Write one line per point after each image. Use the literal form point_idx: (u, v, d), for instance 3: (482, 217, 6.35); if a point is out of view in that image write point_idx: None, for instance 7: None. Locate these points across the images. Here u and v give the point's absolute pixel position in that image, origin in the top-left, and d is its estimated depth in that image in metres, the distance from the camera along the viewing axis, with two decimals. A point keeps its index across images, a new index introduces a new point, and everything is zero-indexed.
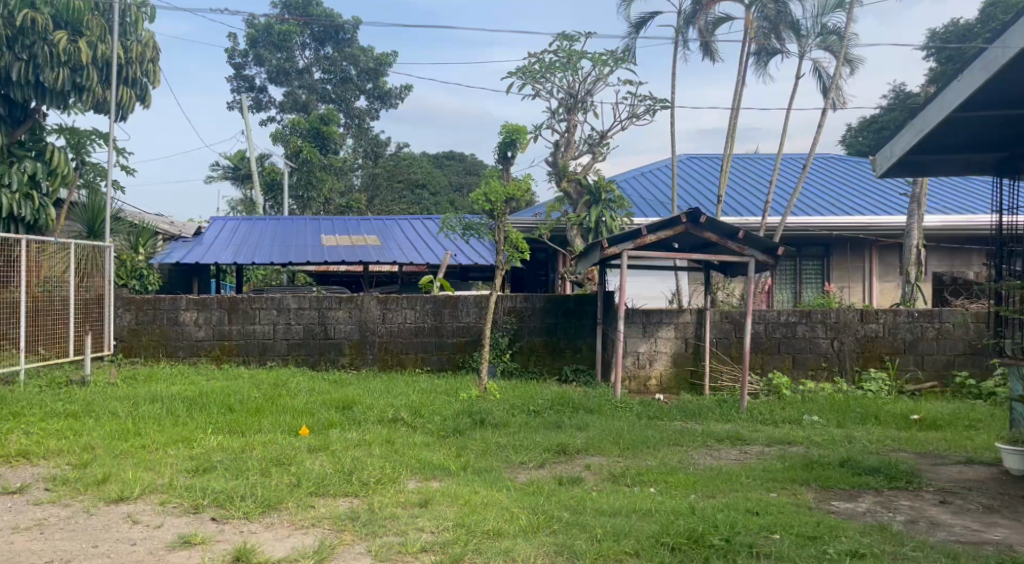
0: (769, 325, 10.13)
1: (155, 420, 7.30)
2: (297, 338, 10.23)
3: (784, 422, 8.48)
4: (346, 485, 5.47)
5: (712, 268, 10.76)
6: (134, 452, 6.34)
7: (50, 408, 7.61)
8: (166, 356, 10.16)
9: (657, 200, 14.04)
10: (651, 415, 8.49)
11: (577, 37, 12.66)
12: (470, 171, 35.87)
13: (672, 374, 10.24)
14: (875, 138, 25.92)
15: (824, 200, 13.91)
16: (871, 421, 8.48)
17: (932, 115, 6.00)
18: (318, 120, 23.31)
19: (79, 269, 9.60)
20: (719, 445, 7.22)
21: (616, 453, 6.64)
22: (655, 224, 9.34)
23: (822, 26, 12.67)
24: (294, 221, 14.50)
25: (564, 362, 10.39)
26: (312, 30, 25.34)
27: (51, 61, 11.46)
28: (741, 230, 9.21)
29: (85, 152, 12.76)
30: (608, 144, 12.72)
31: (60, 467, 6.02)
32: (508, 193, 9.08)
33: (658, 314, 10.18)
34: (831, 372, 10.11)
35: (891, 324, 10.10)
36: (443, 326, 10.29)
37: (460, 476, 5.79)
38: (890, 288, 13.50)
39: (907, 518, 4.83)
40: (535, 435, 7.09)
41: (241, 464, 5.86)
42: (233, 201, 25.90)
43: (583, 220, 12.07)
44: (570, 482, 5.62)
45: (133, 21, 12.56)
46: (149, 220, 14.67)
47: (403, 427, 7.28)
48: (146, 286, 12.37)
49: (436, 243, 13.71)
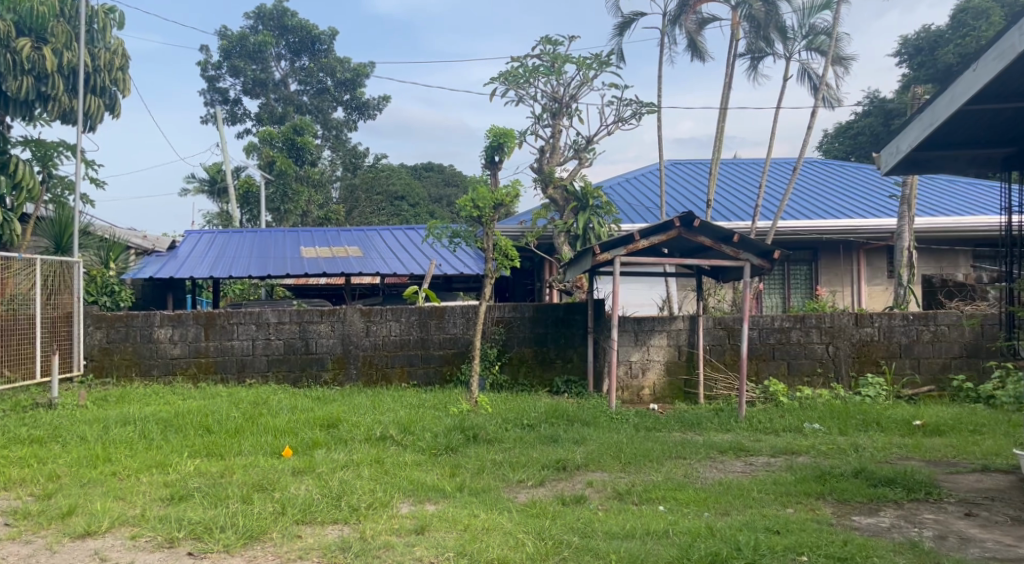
0: (763, 330, 9.85)
1: (127, 444, 6.92)
2: (277, 354, 9.84)
3: (785, 430, 8.21)
4: (335, 511, 5.12)
5: (704, 273, 10.47)
6: (104, 481, 5.95)
7: (14, 434, 7.20)
8: (140, 375, 9.77)
9: (643, 206, 13.81)
10: (648, 426, 8.19)
11: (561, 41, 12.41)
12: (448, 183, 35.70)
13: (666, 383, 9.94)
14: (852, 144, 25.89)
15: (812, 204, 13.70)
16: (873, 428, 8.22)
17: (941, 108, 5.74)
18: (291, 131, 22.80)
19: (46, 287, 9.15)
20: (722, 456, 6.92)
21: (618, 469, 6.33)
22: (648, 228, 9.03)
23: (810, 27, 12.47)
24: (273, 232, 14.14)
25: (554, 374, 10.06)
26: (288, 41, 25.05)
27: (13, 69, 11.11)
28: (736, 233, 8.93)
29: (53, 164, 12.36)
30: (594, 150, 12.46)
31: (23, 499, 5.63)
32: (496, 198, 8.77)
33: (650, 321, 9.90)
34: (827, 377, 9.85)
35: (886, 328, 9.87)
36: (429, 338, 9.95)
37: (457, 498, 5.45)
38: (879, 291, 13.28)
39: (936, 534, 4.54)
40: (531, 452, 6.75)
41: (220, 491, 5.48)
42: (209, 216, 25.47)
43: (571, 228, 11.86)
44: (573, 502, 5.30)
45: (101, 28, 12.22)
46: (121, 234, 14.25)
47: (392, 445, 6.93)
48: (117, 302, 11.89)
49: (420, 253, 13.37)
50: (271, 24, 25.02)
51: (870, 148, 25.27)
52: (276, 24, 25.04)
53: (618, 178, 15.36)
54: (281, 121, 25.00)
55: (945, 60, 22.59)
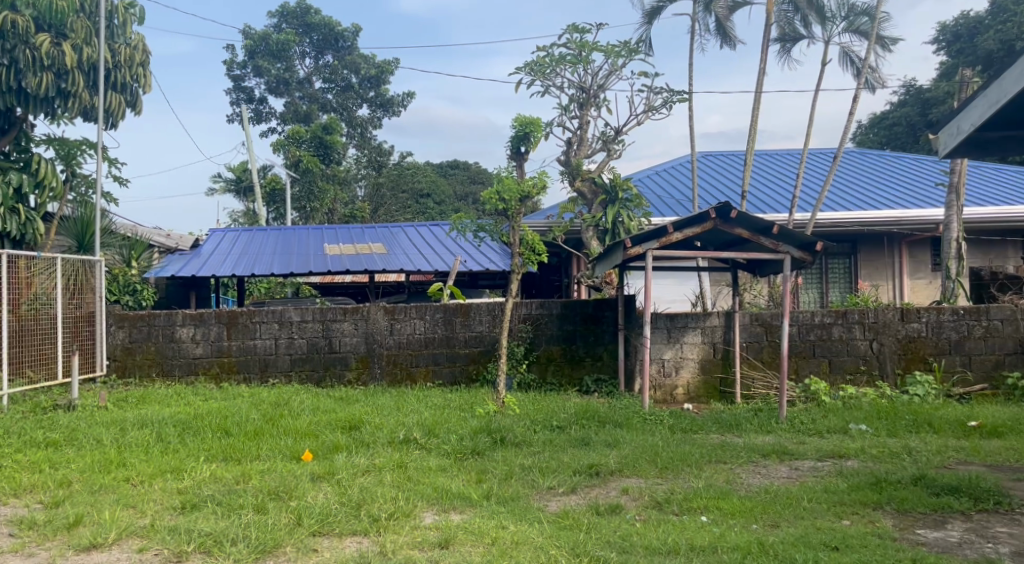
0: (803, 327, 9.41)
1: (142, 448, 6.66)
2: (300, 353, 9.56)
3: (830, 432, 7.78)
4: (353, 521, 4.81)
5: (740, 267, 10.03)
6: (116, 487, 5.69)
7: (29, 437, 6.97)
8: (162, 375, 9.53)
9: (674, 199, 13.40)
10: (684, 428, 7.81)
11: (588, 28, 12.04)
12: (474, 180, 35.48)
13: (700, 382, 9.53)
14: (887, 135, 25.26)
15: (851, 195, 13.19)
16: (925, 429, 7.77)
17: (1010, 82, 5.29)
18: (320, 129, 22.72)
19: (68, 286, 8.94)
20: (765, 460, 6.52)
21: (654, 475, 5.96)
22: (682, 220, 8.62)
23: (849, 8, 11.95)
24: (297, 230, 13.89)
25: (584, 373, 9.69)
26: (312, 39, 24.86)
27: (33, 66, 10.91)
28: (776, 225, 8.47)
29: (76, 163, 12.18)
30: (623, 140, 12.08)
31: (30, 507, 5.39)
32: (522, 190, 8.40)
33: (684, 317, 9.48)
34: (871, 375, 9.39)
35: (934, 323, 9.40)
36: (455, 336, 9.62)
37: (484, 506, 5.12)
38: (922, 285, 12.80)
39: (1013, 550, 4.16)
40: (562, 456, 6.41)
41: (234, 499, 5.18)
42: (234, 215, 25.35)
43: (600, 221, 11.49)
44: (608, 511, 4.95)
45: (121, 23, 12.04)
46: (144, 232, 14.13)
47: (416, 449, 6.61)
48: (140, 301, 11.83)
49: (445, 249, 13.05)
50: (294, 22, 24.87)
51: (906, 140, 24.63)
52: (299, 22, 24.86)
53: (648, 171, 14.91)
54: (306, 120, 24.78)
55: (985, 47, 21.89)
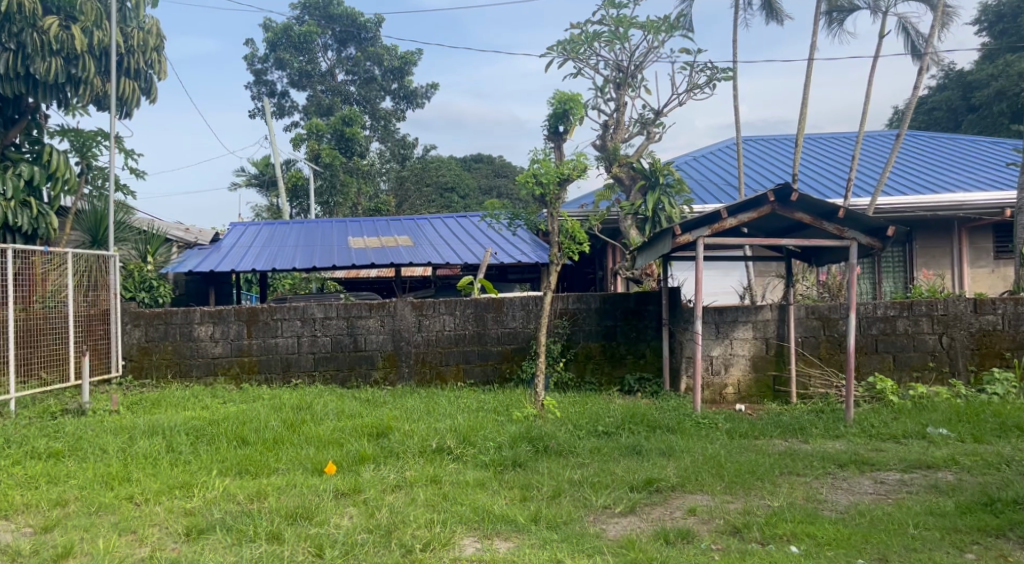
0: (864, 320, 8.63)
1: (150, 460, 6.04)
2: (323, 352, 8.92)
3: (906, 436, 7.02)
4: (383, 552, 4.19)
5: (793, 256, 9.23)
6: (117, 507, 5.08)
7: (30, 447, 6.37)
8: (180, 376, 8.92)
9: (718, 185, 12.60)
10: (743, 433, 7.07)
11: (625, 3, 11.28)
12: (499, 173, 34.71)
13: (752, 380, 8.75)
14: (927, 120, 24.24)
15: (907, 178, 12.32)
16: (1015, 433, 6.98)
17: None
18: (340, 122, 22.18)
19: (81, 283, 8.32)
20: (844, 471, 5.77)
21: (721, 490, 5.25)
22: (737, 204, 7.84)
23: None
24: (319, 223, 13.25)
25: (625, 371, 8.97)
26: (334, 31, 24.16)
27: (41, 50, 10.30)
28: (842, 208, 7.67)
29: (92, 155, 11.60)
30: (663, 123, 11.33)
31: (19, 532, 4.79)
32: (561, 172, 7.66)
33: (733, 311, 8.71)
34: (940, 372, 8.58)
35: (1011, 315, 8.56)
36: (487, 333, 8.93)
37: (533, 532, 4.46)
38: (984, 273, 11.95)
39: None
40: (613, 467, 5.71)
41: (246, 525, 4.55)
42: (257, 211, 24.77)
43: (639, 209, 10.74)
44: (679, 539, 4.30)
45: (134, 6, 11.43)
46: (161, 226, 13.51)
47: (450, 460, 5.93)
48: (156, 298, 11.17)
49: (474, 241, 12.35)
50: (316, 14, 24.28)
51: (947, 126, 23.66)
52: (321, 13, 24.27)
53: (688, 156, 14.18)
54: (329, 112, 24.20)
55: None
